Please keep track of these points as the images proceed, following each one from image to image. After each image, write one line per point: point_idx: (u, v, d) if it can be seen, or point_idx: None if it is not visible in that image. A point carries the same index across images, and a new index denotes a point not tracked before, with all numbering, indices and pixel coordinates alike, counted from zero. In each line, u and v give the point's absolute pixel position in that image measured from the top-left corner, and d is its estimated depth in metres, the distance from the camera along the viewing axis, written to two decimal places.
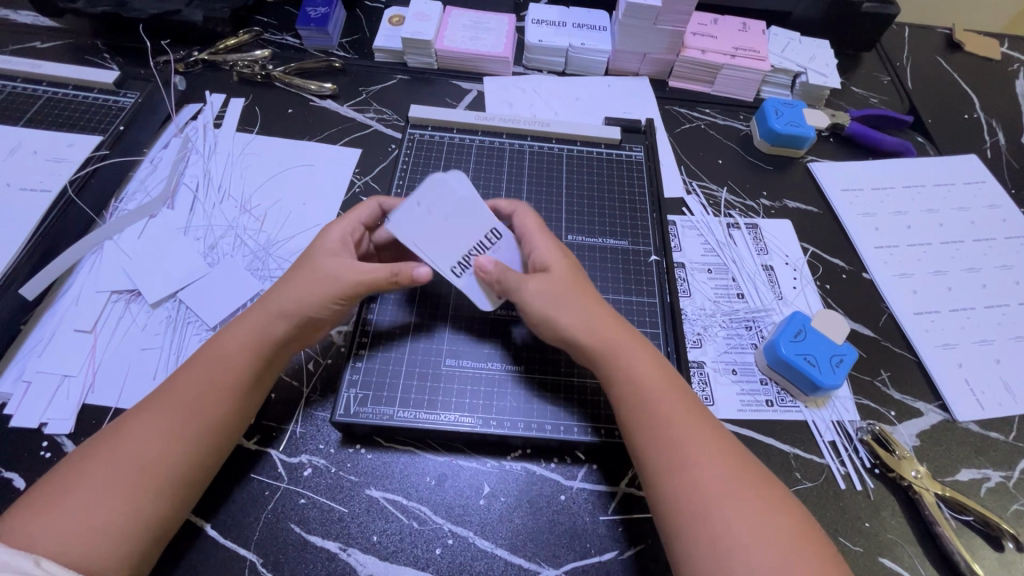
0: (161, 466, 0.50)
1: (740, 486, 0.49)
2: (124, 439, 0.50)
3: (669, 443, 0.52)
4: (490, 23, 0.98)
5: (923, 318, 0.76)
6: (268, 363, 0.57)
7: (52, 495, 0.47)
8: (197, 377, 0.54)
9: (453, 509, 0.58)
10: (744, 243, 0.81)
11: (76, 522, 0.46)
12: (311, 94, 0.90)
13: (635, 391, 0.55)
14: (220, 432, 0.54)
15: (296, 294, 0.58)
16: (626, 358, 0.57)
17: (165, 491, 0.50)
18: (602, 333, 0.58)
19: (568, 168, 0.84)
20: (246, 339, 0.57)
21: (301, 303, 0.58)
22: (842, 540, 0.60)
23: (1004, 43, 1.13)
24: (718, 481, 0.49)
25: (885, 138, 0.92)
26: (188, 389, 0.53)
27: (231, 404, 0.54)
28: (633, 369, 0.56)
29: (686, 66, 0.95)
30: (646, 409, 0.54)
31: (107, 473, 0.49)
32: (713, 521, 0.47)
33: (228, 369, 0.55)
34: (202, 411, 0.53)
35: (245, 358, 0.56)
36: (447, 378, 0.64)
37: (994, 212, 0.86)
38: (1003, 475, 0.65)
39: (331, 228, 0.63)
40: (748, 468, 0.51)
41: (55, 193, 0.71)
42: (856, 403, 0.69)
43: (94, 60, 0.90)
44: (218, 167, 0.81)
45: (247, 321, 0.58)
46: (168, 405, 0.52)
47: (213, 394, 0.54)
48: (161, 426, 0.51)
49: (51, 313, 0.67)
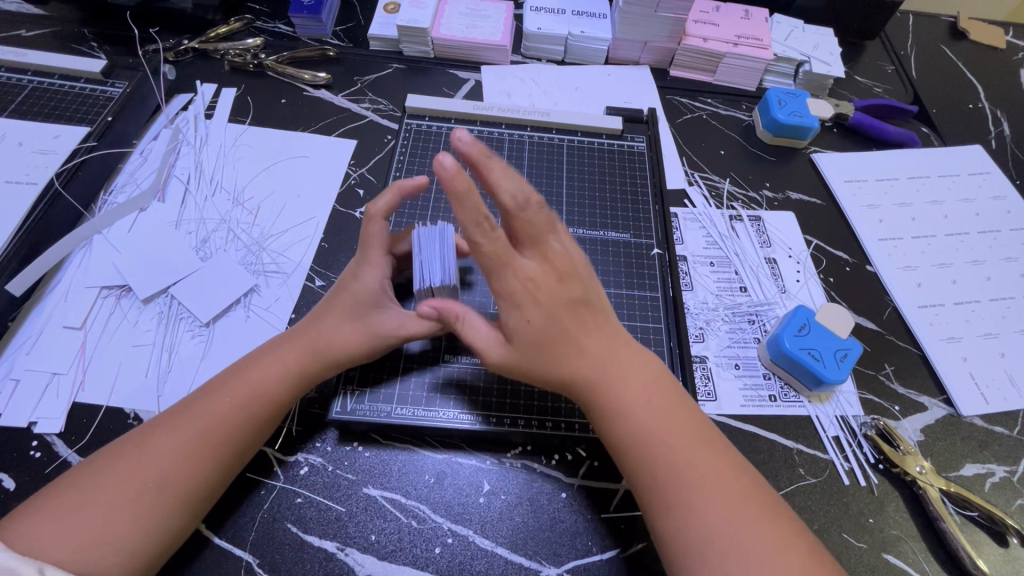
0: (178, 479, 0.49)
1: (754, 526, 0.47)
2: (140, 452, 0.49)
3: (685, 470, 0.50)
4: (488, 10, 0.96)
5: (928, 311, 0.75)
6: (296, 393, 0.56)
7: (68, 501, 0.47)
8: (220, 391, 0.54)
9: (453, 507, 0.57)
10: (746, 235, 0.80)
11: (88, 533, 0.45)
12: (305, 83, 0.88)
13: (645, 424, 0.52)
14: (238, 454, 0.52)
15: (330, 329, 0.57)
16: (635, 389, 0.53)
17: (179, 505, 0.49)
18: (609, 363, 0.54)
19: (569, 159, 0.82)
20: (274, 357, 0.56)
21: (339, 353, 0.56)
22: (845, 536, 0.59)
23: (1009, 31, 1.11)
24: (730, 519, 0.47)
25: (891, 129, 0.90)
26: (212, 405, 0.52)
27: (254, 424, 0.53)
28: (647, 399, 0.53)
29: (688, 55, 0.93)
30: (659, 443, 0.51)
31: (123, 485, 0.48)
32: (724, 554, 0.46)
33: (254, 392, 0.54)
34: (224, 431, 0.52)
35: (270, 380, 0.55)
36: (445, 376, 0.63)
37: (998, 204, 0.85)
38: (1008, 470, 0.64)
39: (365, 269, 0.58)
40: (767, 508, 0.48)
41: (41, 186, 0.70)
42: (860, 397, 0.68)
43: (80, 48, 0.88)
44: (210, 159, 0.79)
45: (278, 348, 0.57)
46: (189, 421, 0.51)
47: (236, 414, 0.52)
48: (180, 442, 0.50)
49: (39, 309, 0.65)
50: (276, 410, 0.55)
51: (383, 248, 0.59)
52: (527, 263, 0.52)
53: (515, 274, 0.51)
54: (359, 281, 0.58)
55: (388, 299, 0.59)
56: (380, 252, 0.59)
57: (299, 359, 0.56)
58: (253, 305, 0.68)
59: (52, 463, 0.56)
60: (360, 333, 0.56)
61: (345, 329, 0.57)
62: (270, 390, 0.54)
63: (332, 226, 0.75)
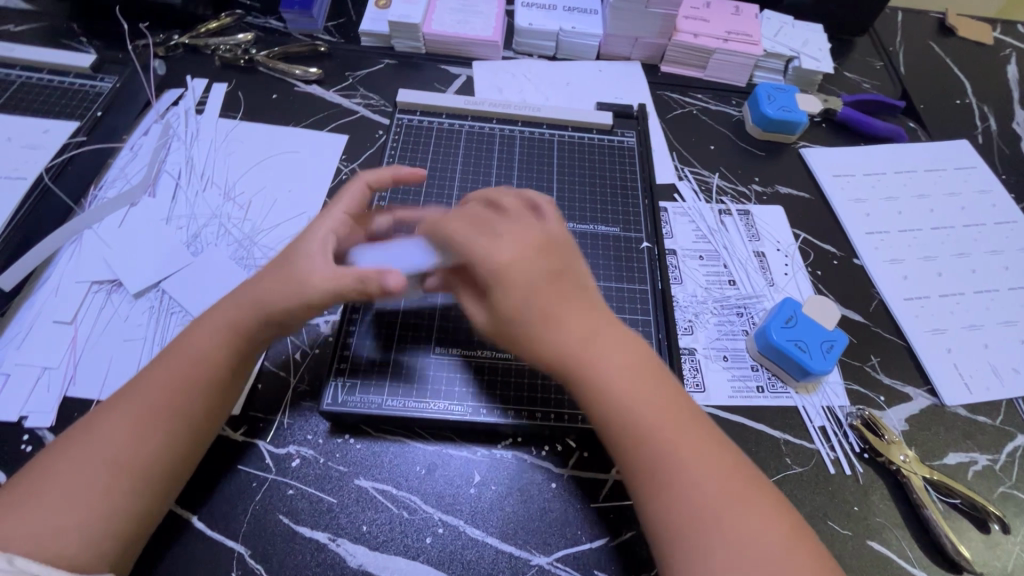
0: (128, 457, 0.49)
1: (734, 517, 0.46)
2: (88, 436, 0.49)
3: (677, 457, 0.48)
4: (479, 6, 0.96)
5: (913, 303, 0.76)
6: (235, 356, 0.55)
7: (24, 490, 0.47)
8: (160, 366, 0.53)
9: (443, 498, 0.57)
10: (735, 229, 0.80)
11: (51, 518, 0.46)
12: (297, 79, 0.88)
13: (629, 410, 0.49)
14: (186, 423, 0.52)
15: (264, 288, 0.55)
16: (614, 371, 0.50)
17: (134, 484, 0.49)
18: (596, 346, 0.50)
19: (559, 153, 0.83)
20: (209, 325, 0.55)
21: (272, 305, 0.53)
22: (831, 524, 0.60)
23: (997, 28, 1.12)
24: (714, 508, 0.47)
25: (878, 124, 0.91)
26: (154, 381, 0.52)
27: (198, 392, 0.53)
28: (625, 379, 0.50)
29: (678, 51, 0.94)
30: (643, 430, 0.49)
31: (74, 470, 0.48)
32: (721, 536, 0.46)
33: (195, 365, 0.53)
34: (176, 407, 0.51)
35: (208, 348, 0.54)
36: (436, 368, 0.63)
37: (984, 198, 0.87)
38: (990, 459, 0.66)
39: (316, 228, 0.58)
40: (752, 500, 0.47)
41: (31, 181, 0.70)
42: (846, 388, 0.69)
43: (70, 43, 0.87)
44: (200, 154, 0.79)
45: (214, 313, 0.56)
46: (139, 402, 0.51)
47: (178, 386, 0.52)
48: (126, 420, 0.50)
49: (29, 303, 0.65)
50: (217, 377, 0.54)
51: (347, 207, 0.61)
52: (500, 247, 0.51)
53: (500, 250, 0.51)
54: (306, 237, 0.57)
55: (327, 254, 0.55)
56: (341, 208, 0.60)
57: (232, 322, 0.55)
58: None
59: None
60: (291, 289, 0.53)
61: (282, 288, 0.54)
62: (211, 358, 0.54)
63: None
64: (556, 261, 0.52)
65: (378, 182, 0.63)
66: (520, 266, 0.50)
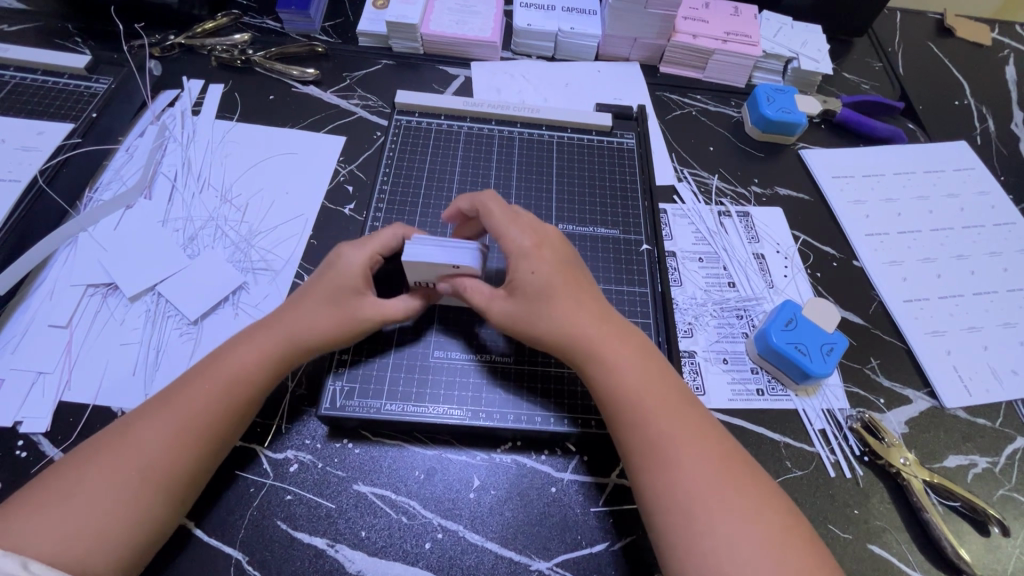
0: (162, 469, 0.49)
1: (717, 501, 0.48)
2: (125, 445, 0.49)
3: (677, 442, 0.51)
4: (478, 6, 0.95)
5: (912, 305, 0.76)
6: (275, 378, 0.56)
7: (55, 492, 0.47)
8: (198, 379, 0.53)
9: (443, 503, 0.57)
10: (735, 231, 0.80)
11: (73, 525, 0.45)
12: (294, 79, 0.87)
13: (627, 394, 0.54)
14: (220, 441, 0.52)
15: (306, 314, 0.57)
16: (614, 358, 0.55)
17: (165, 496, 0.49)
18: (598, 334, 0.56)
19: (559, 155, 0.82)
20: (248, 345, 0.55)
21: (310, 332, 0.56)
22: (832, 527, 0.60)
23: (995, 28, 1.12)
24: (711, 488, 0.49)
25: (877, 125, 0.91)
26: (190, 395, 0.52)
27: (235, 410, 0.53)
28: (629, 369, 0.55)
29: (677, 52, 0.93)
30: (647, 415, 0.53)
31: (107, 479, 0.47)
32: (718, 515, 0.47)
33: (230, 379, 0.53)
34: (206, 418, 0.51)
35: (248, 366, 0.54)
36: (435, 370, 0.63)
37: (983, 200, 0.87)
38: (990, 461, 0.66)
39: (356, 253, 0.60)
40: (751, 499, 0.48)
41: (25, 183, 0.70)
42: (845, 391, 0.69)
43: (64, 44, 0.87)
44: (197, 155, 0.79)
45: (254, 333, 0.56)
46: (171, 411, 0.51)
47: (216, 403, 0.52)
48: (163, 433, 0.50)
49: (25, 307, 0.65)
50: (255, 396, 0.55)
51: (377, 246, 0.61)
52: (525, 237, 0.59)
53: (529, 238, 0.59)
54: (343, 261, 0.60)
55: (370, 288, 0.60)
56: (372, 247, 0.61)
57: (275, 343, 0.56)
58: (241, 302, 0.68)
59: (39, 462, 0.56)
60: (335, 317, 0.57)
61: (327, 313, 0.57)
62: (250, 376, 0.54)
63: (321, 222, 0.75)
64: (568, 257, 0.60)
65: (417, 243, 0.64)
66: (544, 266, 0.58)
